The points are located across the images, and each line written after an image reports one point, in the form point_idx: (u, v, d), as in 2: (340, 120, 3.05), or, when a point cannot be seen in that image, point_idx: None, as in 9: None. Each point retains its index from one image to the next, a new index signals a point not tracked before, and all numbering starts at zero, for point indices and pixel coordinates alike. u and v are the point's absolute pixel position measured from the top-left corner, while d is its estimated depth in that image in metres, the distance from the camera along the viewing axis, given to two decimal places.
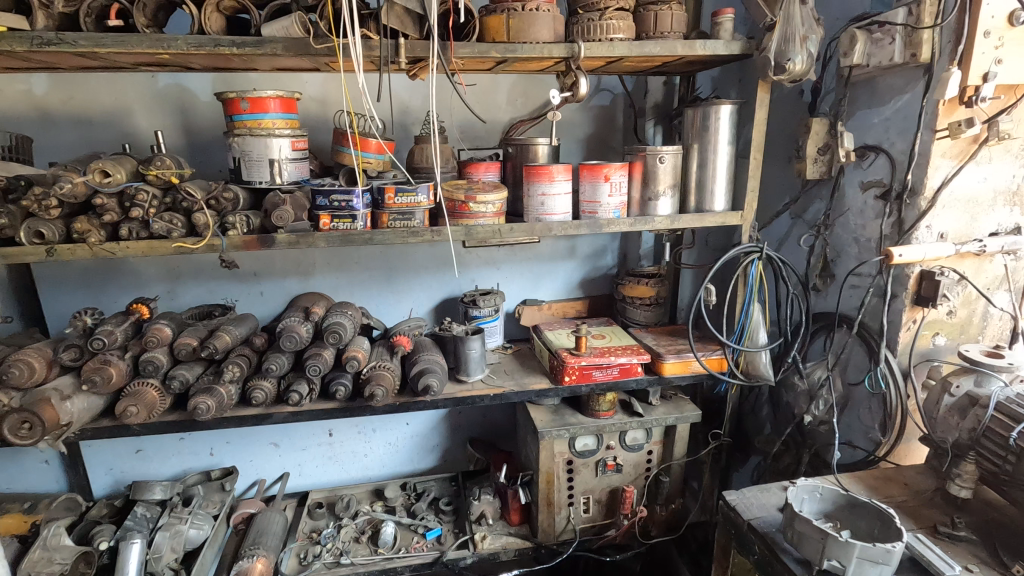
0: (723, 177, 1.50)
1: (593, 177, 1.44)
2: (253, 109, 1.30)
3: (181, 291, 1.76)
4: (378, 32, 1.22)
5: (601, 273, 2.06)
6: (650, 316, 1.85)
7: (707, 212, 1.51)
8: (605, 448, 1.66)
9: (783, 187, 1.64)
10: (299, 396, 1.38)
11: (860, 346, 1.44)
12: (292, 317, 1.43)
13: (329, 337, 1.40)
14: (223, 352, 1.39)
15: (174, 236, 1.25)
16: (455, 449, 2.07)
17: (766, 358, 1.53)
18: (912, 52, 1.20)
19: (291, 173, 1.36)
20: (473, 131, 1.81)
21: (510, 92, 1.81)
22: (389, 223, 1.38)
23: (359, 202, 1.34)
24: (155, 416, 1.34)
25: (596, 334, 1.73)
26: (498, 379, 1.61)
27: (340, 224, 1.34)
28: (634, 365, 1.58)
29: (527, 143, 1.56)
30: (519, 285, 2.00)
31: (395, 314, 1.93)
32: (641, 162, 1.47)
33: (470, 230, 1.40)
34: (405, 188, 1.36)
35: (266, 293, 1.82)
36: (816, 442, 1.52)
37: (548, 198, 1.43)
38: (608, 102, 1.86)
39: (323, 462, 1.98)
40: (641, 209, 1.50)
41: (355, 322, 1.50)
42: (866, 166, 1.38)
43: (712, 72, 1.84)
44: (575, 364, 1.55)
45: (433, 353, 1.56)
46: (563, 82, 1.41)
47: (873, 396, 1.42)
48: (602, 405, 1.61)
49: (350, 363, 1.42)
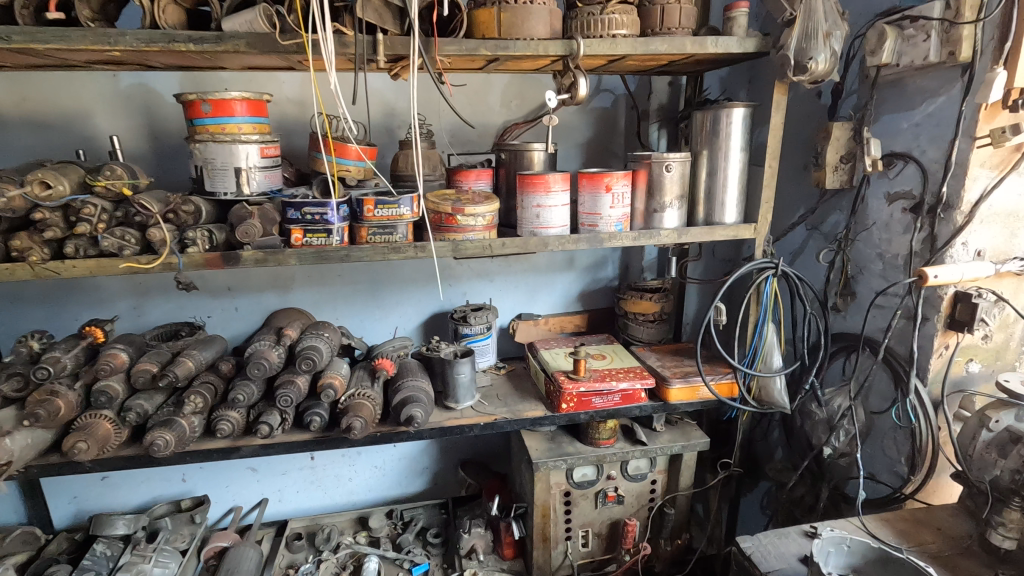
0: (735, 186, 1.38)
1: (593, 188, 1.31)
2: (215, 113, 1.17)
3: (149, 307, 1.63)
4: (353, 27, 1.09)
5: (601, 285, 1.93)
6: (654, 334, 1.73)
7: (717, 225, 1.38)
8: (605, 478, 1.53)
9: (798, 196, 1.51)
10: (270, 428, 1.25)
11: (885, 373, 1.32)
12: (262, 341, 1.30)
13: (301, 364, 1.27)
14: (186, 380, 1.26)
15: (125, 254, 1.12)
16: (446, 472, 1.95)
17: (781, 384, 1.41)
18: (949, 50, 1.08)
19: (260, 183, 1.24)
20: (465, 135, 1.68)
21: (505, 94, 1.68)
22: (368, 238, 1.25)
23: (334, 216, 1.21)
24: (108, 451, 1.22)
25: (595, 354, 1.60)
26: (489, 405, 1.48)
27: (314, 239, 1.22)
28: (637, 391, 1.45)
29: (522, 149, 1.44)
30: (514, 299, 1.87)
31: (380, 331, 1.80)
32: (645, 171, 1.34)
33: (458, 245, 1.27)
34: (386, 200, 1.23)
35: (241, 308, 1.69)
36: (835, 475, 1.40)
37: (544, 210, 1.30)
38: (609, 104, 1.74)
39: (304, 487, 1.86)
40: (645, 222, 1.38)
41: (332, 345, 1.37)
42: (893, 176, 1.26)
43: (721, 72, 1.72)
44: (573, 390, 1.42)
45: (418, 378, 1.43)
46: (560, 82, 1.28)
47: (899, 428, 1.29)
48: (602, 434, 1.49)
49: (326, 392, 1.29)
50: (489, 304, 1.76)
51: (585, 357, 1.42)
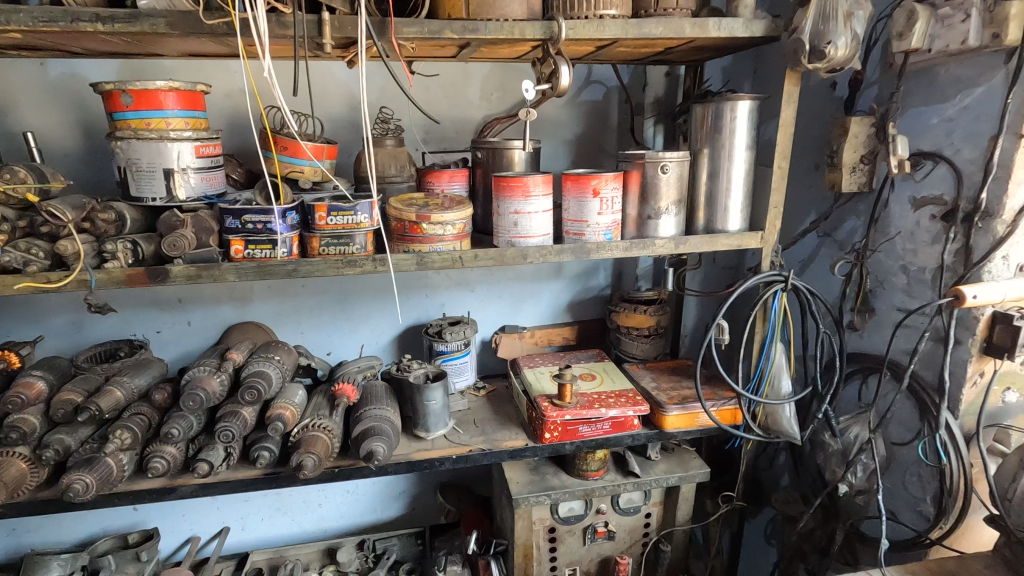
0: (740, 189, 1.22)
1: (579, 192, 1.15)
2: (138, 106, 1.01)
3: (90, 323, 1.47)
4: (291, 3, 0.92)
5: (592, 294, 1.78)
6: (649, 350, 1.58)
7: (719, 233, 1.23)
8: (595, 513, 1.38)
9: (809, 199, 1.36)
10: (209, 467, 1.10)
11: (909, 401, 1.16)
12: (201, 367, 1.13)
13: (244, 394, 1.11)
14: (114, 412, 1.10)
15: (30, 270, 0.96)
16: (424, 496, 1.80)
17: (790, 412, 1.25)
18: (992, 32, 0.92)
19: (194, 186, 1.07)
20: (441, 131, 1.52)
21: (484, 85, 1.52)
22: (321, 249, 1.09)
23: (280, 224, 1.06)
24: (22, 494, 1.06)
25: (583, 375, 1.45)
26: (465, 433, 1.33)
27: (257, 251, 1.06)
28: (629, 419, 1.30)
29: (499, 147, 1.28)
30: (497, 310, 1.72)
31: (350, 345, 1.65)
32: (638, 173, 1.18)
33: (424, 257, 1.11)
34: (340, 206, 1.08)
35: (194, 323, 1.54)
36: (851, 513, 1.25)
37: (522, 217, 1.14)
38: (600, 97, 1.58)
39: (269, 514, 1.70)
40: (638, 231, 1.22)
41: (285, 370, 1.20)
42: (920, 178, 1.11)
43: (723, 61, 1.56)
44: (557, 418, 1.27)
45: (384, 404, 1.27)
46: (540, 71, 1.11)
47: (925, 464, 1.14)
48: (590, 465, 1.33)
49: (274, 425, 1.13)
50: (467, 317, 1.60)
51: (570, 381, 1.27)
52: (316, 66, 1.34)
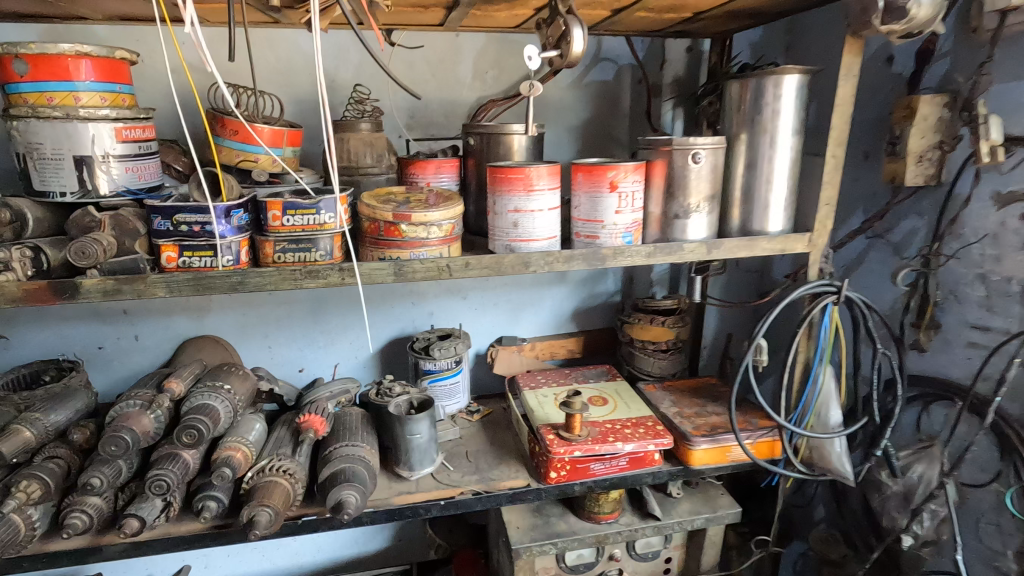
0: (784, 183, 1.02)
1: (593, 186, 0.95)
2: (35, 75, 0.80)
3: (17, 338, 1.26)
4: None
5: (599, 302, 1.58)
6: (666, 366, 1.38)
7: (758, 235, 1.03)
8: (607, 560, 1.19)
9: (859, 195, 1.16)
10: (139, 525, 0.89)
11: (987, 437, 0.98)
12: (130, 401, 0.92)
13: (181, 435, 0.90)
14: (22, 456, 0.89)
15: None
16: (410, 528, 1.60)
17: (839, 447, 1.06)
18: None
19: (112, 179, 0.86)
20: (428, 114, 1.31)
21: (478, 62, 1.31)
22: (275, 257, 0.89)
23: (223, 227, 0.85)
24: None
25: (593, 400, 1.25)
26: (456, 470, 1.13)
27: (194, 260, 0.85)
28: (649, 454, 1.10)
29: (495, 133, 1.08)
30: (493, 319, 1.51)
31: (326, 361, 1.45)
32: (663, 163, 0.98)
33: (402, 267, 0.91)
34: (299, 203, 0.87)
35: (142, 337, 1.33)
36: (911, 565, 1.06)
37: (523, 216, 0.94)
38: (610, 77, 1.37)
39: (234, 551, 1.50)
40: (661, 232, 1.02)
41: (236, 402, 0.99)
42: (1008, 170, 0.91)
43: (753, 35, 1.35)
44: (564, 454, 1.07)
45: (359, 439, 1.07)
46: (546, 36, 0.90)
47: (1007, 513, 0.96)
48: (603, 506, 1.13)
49: (220, 473, 0.92)
50: (458, 329, 1.39)
51: (580, 411, 1.07)
52: (278, 35, 1.14)
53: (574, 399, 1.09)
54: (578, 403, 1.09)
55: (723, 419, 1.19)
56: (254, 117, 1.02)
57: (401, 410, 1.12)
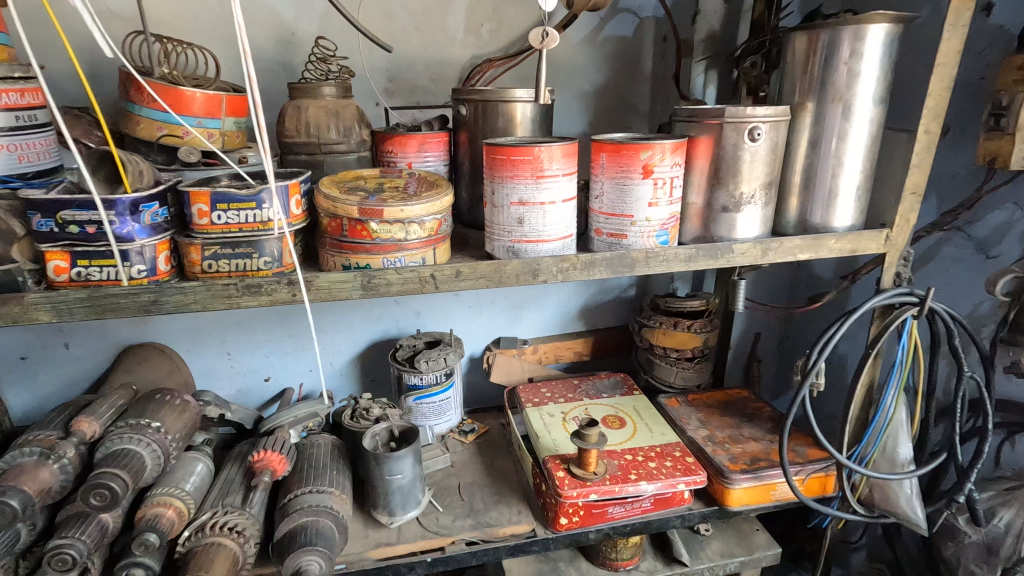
0: (860, 167, 0.81)
1: (619, 171, 0.74)
2: None
3: None
4: None
5: (611, 298, 1.37)
6: (691, 377, 1.19)
7: (824, 233, 0.82)
8: None
9: (939, 180, 0.95)
10: None
11: None
12: (25, 450, 0.72)
13: (89, 497, 0.69)
14: None
15: None
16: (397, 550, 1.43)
17: (910, 489, 0.88)
18: None
19: None
20: (410, 77, 1.08)
21: (471, 12, 1.07)
22: (204, 265, 0.68)
23: (131, 228, 0.63)
24: None
25: (607, 422, 1.07)
26: (446, 512, 0.94)
27: (93, 271, 0.64)
28: (678, 493, 0.92)
29: (494, 99, 0.86)
30: (489, 319, 1.31)
31: (296, 369, 1.26)
32: (709, 141, 0.76)
33: (373, 277, 0.69)
34: (234, 195, 0.66)
35: (73, 346, 1.11)
36: None
37: (531, 210, 0.72)
38: (631, 31, 1.13)
39: None
40: (703, 228, 0.80)
41: (167, 445, 0.79)
42: None
43: None
44: (577, 496, 0.88)
45: (328, 479, 0.87)
46: None
47: None
48: (621, 553, 0.96)
49: (142, 542, 0.72)
50: (448, 334, 1.19)
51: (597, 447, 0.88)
52: None
53: (590, 429, 0.90)
54: (594, 435, 0.89)
55: (763, 448, 1.00)
56: (179, 77, 0.78)
57: (378, 443, 0.92)
